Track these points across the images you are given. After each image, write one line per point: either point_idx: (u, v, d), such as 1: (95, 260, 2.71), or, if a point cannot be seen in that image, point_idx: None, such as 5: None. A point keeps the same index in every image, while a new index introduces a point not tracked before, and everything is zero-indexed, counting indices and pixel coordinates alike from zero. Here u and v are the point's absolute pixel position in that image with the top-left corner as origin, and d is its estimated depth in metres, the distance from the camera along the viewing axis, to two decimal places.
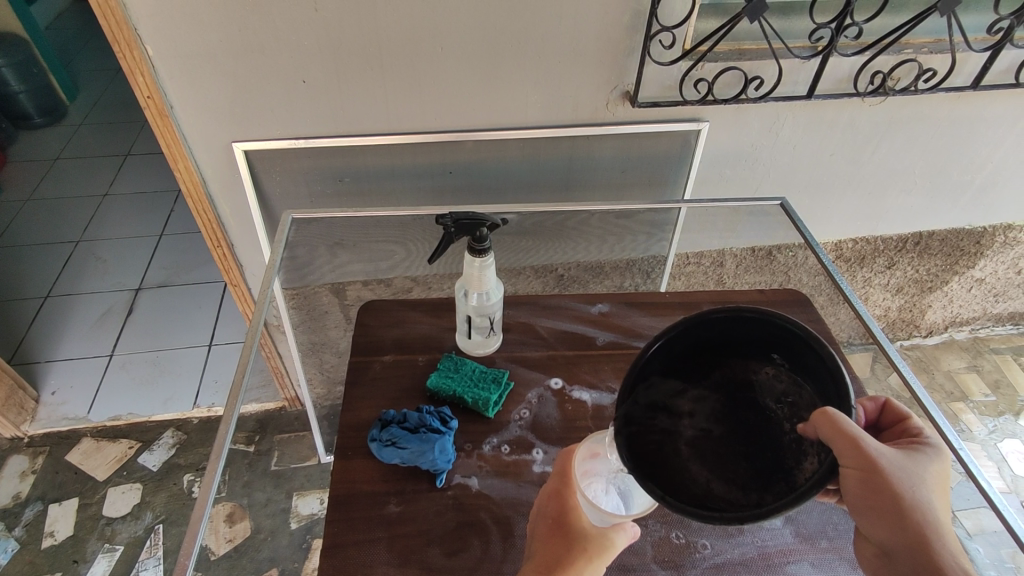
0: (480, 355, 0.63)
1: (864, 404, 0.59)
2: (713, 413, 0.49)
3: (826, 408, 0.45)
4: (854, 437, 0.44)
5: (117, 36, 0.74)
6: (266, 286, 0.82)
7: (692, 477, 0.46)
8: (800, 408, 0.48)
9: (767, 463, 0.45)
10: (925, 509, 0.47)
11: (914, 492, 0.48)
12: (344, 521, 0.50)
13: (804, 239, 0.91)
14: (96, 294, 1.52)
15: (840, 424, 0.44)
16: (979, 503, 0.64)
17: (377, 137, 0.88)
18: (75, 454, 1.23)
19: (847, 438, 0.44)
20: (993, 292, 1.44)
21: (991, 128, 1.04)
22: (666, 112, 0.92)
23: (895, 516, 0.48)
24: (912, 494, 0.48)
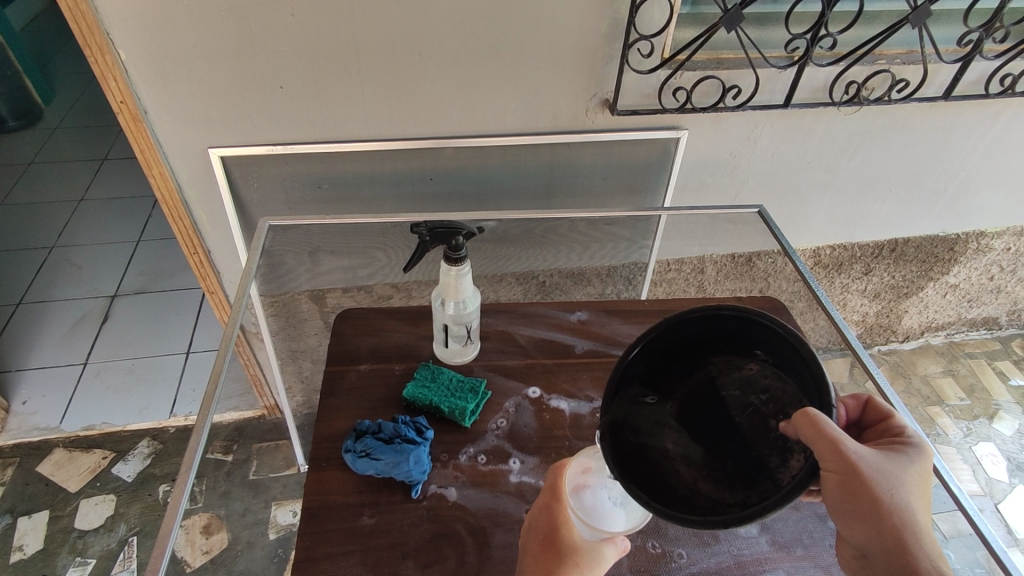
0: (457, 363, 0.62)
1: (846, 402, 0.60)
2: (700, 412, 0.49)
3: (807, 409, 0.45)
4: (835, 441, 0.43)
5: (88, 39, 0.73)
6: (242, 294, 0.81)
7: (679, 478, 0.46)
8: (785, 405, 0.48)
9: (753, 462, 0.45)
10: (905, 512, 0.47)
11: (894, 496, 0.47)
12: (316, 533, 0.49)
13: (781, 247, 0.91)
14: (71, 302, 1.49)
15: (820, 425, 0.44)
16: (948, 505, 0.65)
17: (356, 143, 0.88)
18: (46, 465, 1.20)
19: (829, 442, 0.43)
20: (968, 297, 1.47)
21: (962, 137, 1.06)
22: (645, 120, 0.93)
23: (875, 519, 0.47)
24: (892, 497, 0.47)
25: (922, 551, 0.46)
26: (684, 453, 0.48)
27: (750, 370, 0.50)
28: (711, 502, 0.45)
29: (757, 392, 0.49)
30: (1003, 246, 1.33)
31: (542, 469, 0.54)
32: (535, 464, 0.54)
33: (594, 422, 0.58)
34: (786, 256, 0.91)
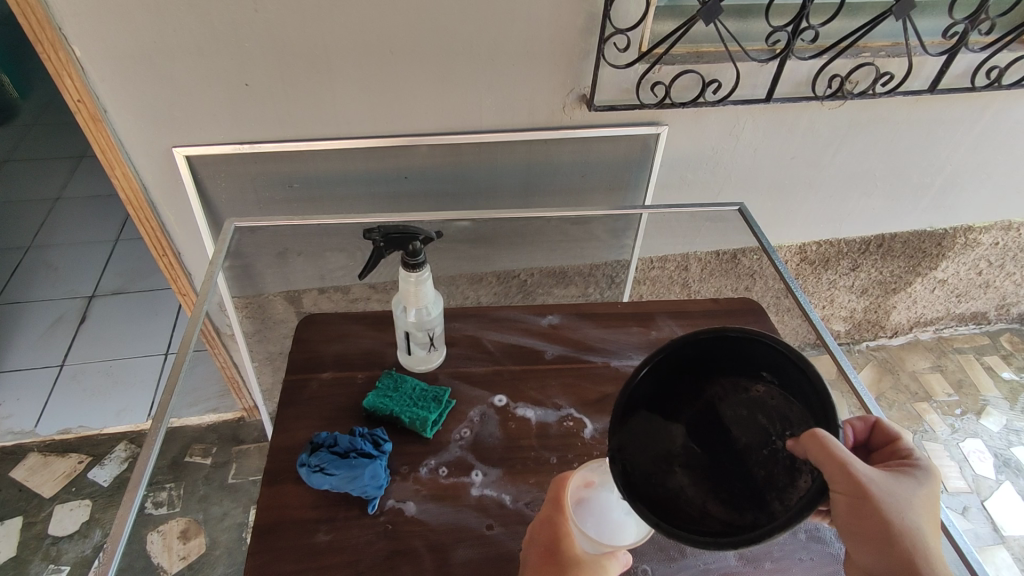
0: (422, 371, 0.60)
1: (853, 424, 0.56)
2: (707, 433, 0.48)
3: (815, 428, 0.44)
4: (844, 462, 0.42)
5: (39, 36, 0.70)
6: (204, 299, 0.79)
7: (688, 498, 0.46)
8: (793, 425, 0.47)
9: (760, 483, 0.44)
10: (916, 536, 0.45)
11: (903, 518, 0.45)
12: (269, 552, 0.47)
13: (760, 244, 0.89)
14: (47, 302, 1.47)
15: (829, 446, 0.42)
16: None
17: (326, 141, 0.85)
18: (21, 470, 1.18)
19: (836, 462, 0.42)
20: (956, 292, 1.46)
21: (948, 131, 1.04)
22: (624, 116, 0.91)
23: (884, 544, 0.45)
24: (903, 521, 0.45)
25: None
26: (693, 474, 0.47)
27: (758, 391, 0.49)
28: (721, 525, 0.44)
29: (764, 413, 0.48)
30: (991, 241, 1.31)
31: (504, 482, 0.52)
32: (498, 477, 0.53)
33: (561, 431, 0.56)
34: (766, 255, 0.89)
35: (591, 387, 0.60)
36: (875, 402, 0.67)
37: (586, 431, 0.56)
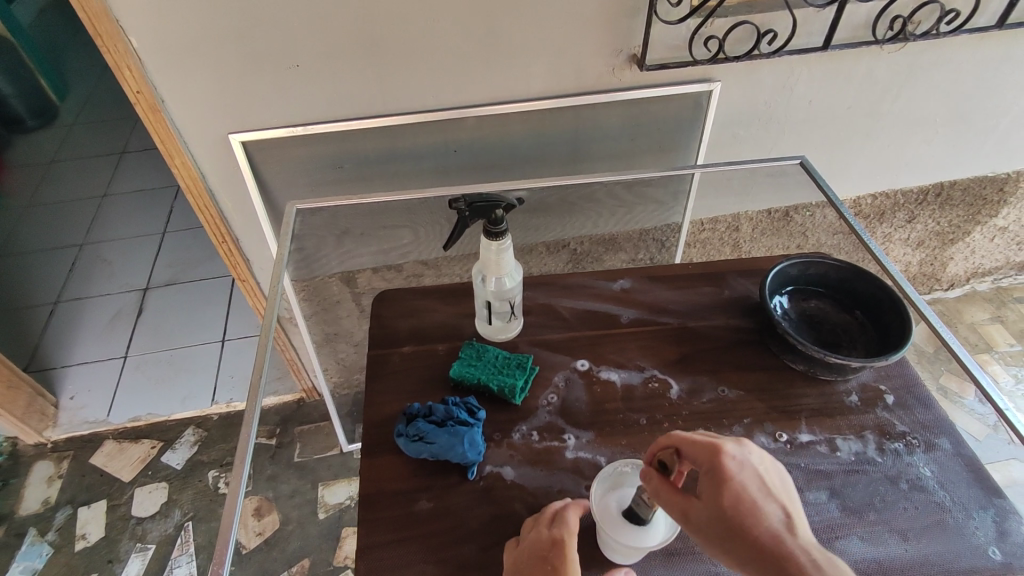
0: (502, 340, 0.61)
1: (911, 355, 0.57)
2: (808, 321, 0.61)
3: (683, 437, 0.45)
4: (716, 450, 0.43)
5: (99, 29, 0.71)
6: (277, 281, 0.79)
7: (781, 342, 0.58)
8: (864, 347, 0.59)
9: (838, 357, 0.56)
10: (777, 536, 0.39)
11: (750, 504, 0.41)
12: (375, 520, 0.49)
13: (826, 198, 0.87)
14: (106, 297, 1.52)
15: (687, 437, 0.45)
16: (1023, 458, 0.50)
17: (377, 119, 0.85)
18: (99, 456, 1.24)
19: (703, 447, 0.43)
20: (1016, 240, 1.41)
21: (1015, 69, 0.99)
22: (676, 74, 0.88)
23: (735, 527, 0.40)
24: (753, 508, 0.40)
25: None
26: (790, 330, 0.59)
27: (844, 319, 0.62)
28: (802, 359, 0.57)
29: (852, 333, 0.60)
30: None
31: (597, 444, 0.53)
32: (591, 439, 0.53)
33: (646, 393, 0.56)
34: (832, 208, 0.87)
35: (670, 348, 0.60)
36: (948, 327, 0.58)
37: (672, 391, 0.56)
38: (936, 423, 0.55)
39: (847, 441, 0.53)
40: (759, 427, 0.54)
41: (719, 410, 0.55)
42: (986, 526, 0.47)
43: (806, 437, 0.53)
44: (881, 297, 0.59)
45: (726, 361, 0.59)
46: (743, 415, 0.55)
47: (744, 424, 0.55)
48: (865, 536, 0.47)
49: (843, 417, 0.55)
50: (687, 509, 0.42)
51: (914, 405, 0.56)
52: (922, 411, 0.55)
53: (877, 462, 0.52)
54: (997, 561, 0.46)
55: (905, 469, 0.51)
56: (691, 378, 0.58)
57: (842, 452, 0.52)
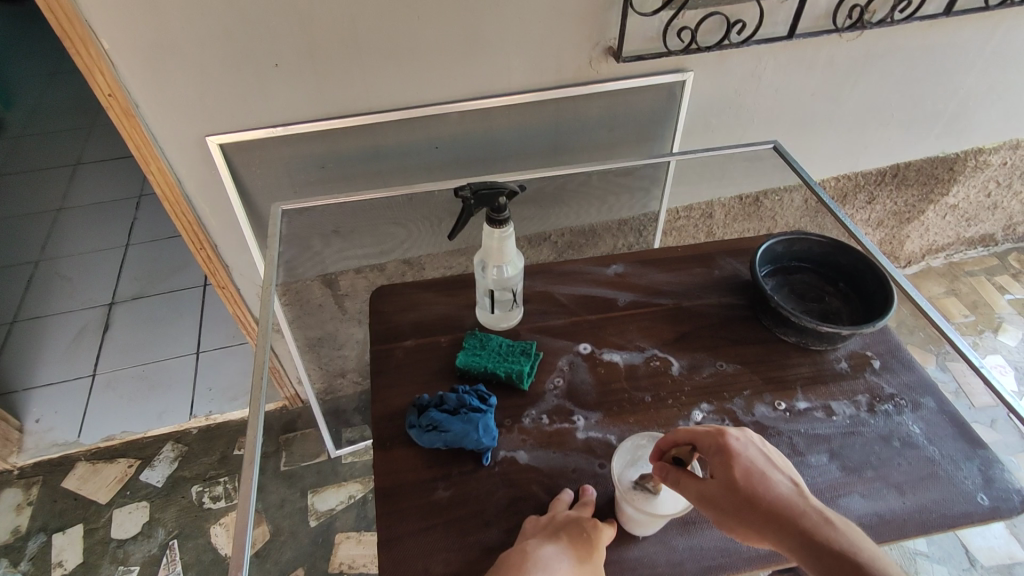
0: (504, 328, 0.61)
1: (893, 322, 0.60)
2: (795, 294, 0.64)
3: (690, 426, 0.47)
4: (719, 433, 0.45)
5: (68, 32, 0.68)
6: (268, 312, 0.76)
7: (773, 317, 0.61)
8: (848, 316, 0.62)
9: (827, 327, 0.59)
10: (791, 501, 0.41)
11: (761, 477, 0.42)
12: (394, 512, 0.49)
13: (801, 180, 0.91)
14: (68, 314, 1.46)
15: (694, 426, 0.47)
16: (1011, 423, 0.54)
17: (358, 117, 0.84)
18: (72, 480, 1.18)
19: (707, 431, 0.46)
20: (966, 217, 1.49)
21: (959, 55, 1.05)
22: (651, 65, 0.90)
23: (751, 500, 0.41)
24: (766, 479, 0.42)
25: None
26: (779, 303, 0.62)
27: (827, 292, 0.65)
28: (794, 331, 0.60)
29: (836, 304, 0.64)
30: (1000, 161, 1.33)
31: (607, 424, 0.54)
32: (600, 419, 0.54)
33: (649, 371, 0.58)
34: (806, 188, 0.91)
35: (668, 327, 0.62)
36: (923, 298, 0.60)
37: (673, 368, 0.58)
38: (919, 384, 0.58)
39: (840, 405, 0.56)
40: (758, 398, 0.56)
41: (719, 382, 0.57)
42: (973, 474, 0.51)
43: (802, 405, 0.56)
44: (863, 269, 0.62)
45: (722, 337, 0.61)
46: (743, 387, 0.57)
47: (745, 395, 0.57)
48: (866, 493, 0.50)
49: (835, 383, 0.58)
50: (701, 493, 0.43)
51: (898, 368, 0.59)
52: (906, 373, 0.59)
53: (870, 423, 0.54)
54: (985, 506, 0.49)
55: (896, 428, 0.54)
56: (690, 355, 0.59)
57: (837, 416, 0.55)
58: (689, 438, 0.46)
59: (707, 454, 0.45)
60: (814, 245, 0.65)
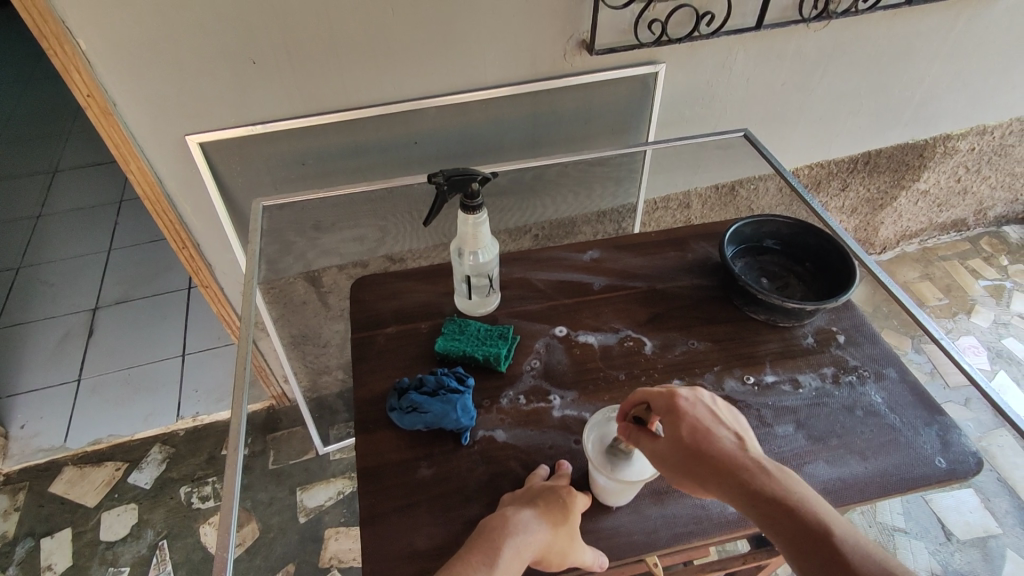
0: (481, 314, 0.63)
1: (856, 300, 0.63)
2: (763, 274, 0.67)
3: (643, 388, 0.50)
4: (670, 393, 0.48)
5: (44, 31, 0.69)
6: (250, 306, 0.77)
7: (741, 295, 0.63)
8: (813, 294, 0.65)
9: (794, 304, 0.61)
10: (733, 453, 0.45)
11: (707, 432, 0.46)
12: (379, 490, 0.50)
13: (773, 167, 0.93)
14: (50, 320, 1.45)
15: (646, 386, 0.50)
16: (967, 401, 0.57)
17: (336, 114, 0.85)
18: (59, 484, 1.18)
19: (660, 393, 0.49)
20: (937, 202, 1.53)
21: (924, 43, 1.08)
22: (624, 57, 0.92)
23: (698, 455, 0.45)
24: (712, 435, 0.46)
25: (822, 525, 0.41)
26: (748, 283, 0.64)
27: (795, 271, 0.67)
28: (762, 309, 0.62)
29: (802, 283, 0.66)
30: (968, 147, 1.36)
31: (582, 402, 0.56)
32: (575, 397, 0.56)
33: (623, 351, 0.60)
34: (779, 177, 0.93)
35: (642, 309, 0.64)
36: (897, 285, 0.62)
37: (646, 347, 0.60)
38: (882, 356, 0.60)
39: (806, 376, 0.58)
40: (728, 372, 0.59)
41: (690, 359, 0.60)
42: (931, 439, 0.53)
43: (770, 378, 0.58)
44: (828, 248, 0.64)
45: (694, 317, 0.63)
46: (714, 363, 0.59)
47: (715, 370, 0.59)
48: (830, 459, 0.52)
49: (802, 357, 0.60)
50: (652, 449, 0.47)
51: (863, 342, 0.62)
52: (871, 346, 0.61)
53: (835, 394, 0.57)
54: (942, 468, 0.52)
55: (859, 397, 0.57)
56: (663, 335, 0.62)
57: (804, 388, 0.57)
58: (645, 398, 0.49)
59: (659, 414, 0.48)
60: (781, 226, 0.67)
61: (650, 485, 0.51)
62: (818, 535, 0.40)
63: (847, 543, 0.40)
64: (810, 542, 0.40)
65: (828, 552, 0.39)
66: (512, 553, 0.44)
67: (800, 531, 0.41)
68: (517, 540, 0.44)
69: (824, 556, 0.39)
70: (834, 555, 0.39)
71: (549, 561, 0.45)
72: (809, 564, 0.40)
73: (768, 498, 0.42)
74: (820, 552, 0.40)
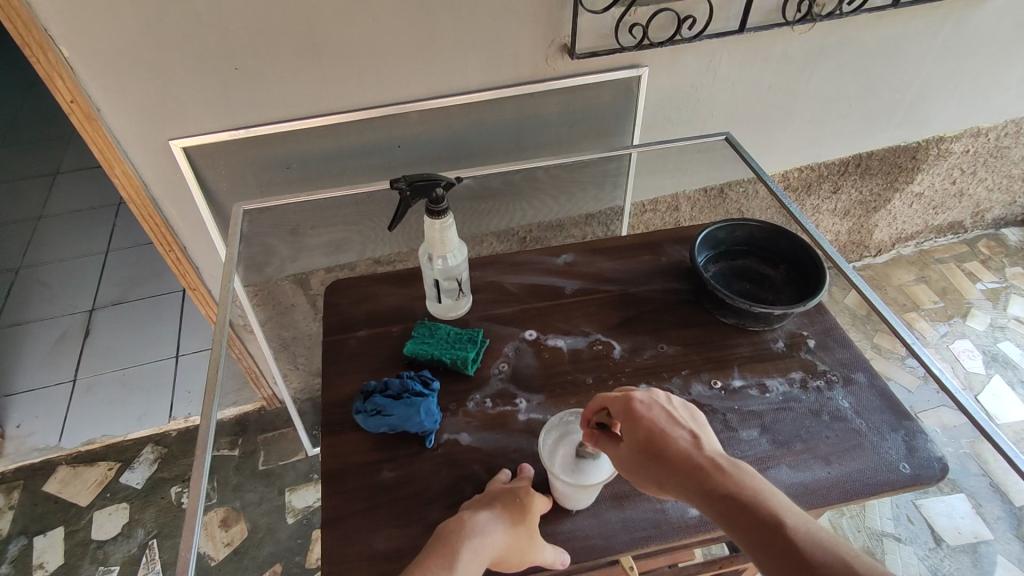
0: (452, 317, 0.70)
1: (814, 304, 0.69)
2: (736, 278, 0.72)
3: (606, 394, 0.54)
4: (627, 398, 0.52)
5: (27, 38, 0.70)
6: (228, 283, 0.81)
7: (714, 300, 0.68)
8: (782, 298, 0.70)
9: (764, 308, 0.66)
10: (687, 450, 0.47)
11: (662, 432, 0.49)
12: (342, 493, 0.55)
13: (754, 171, 0.93)
14: (48, 320, 1.47)
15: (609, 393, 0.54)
16: (939, 401, 0.60)
17: (318, 119, 0.86)
18: (53, 483, 1.20)
19: (617, 397, 0.52)
20: (933, 205, 1.52)
21: (913, 44, 1.07)
22: (607, 61, 0.92)
23: (654, 454, 0.48)
24: (666, 435, 0.49)
25: (774, 516, 0.42)
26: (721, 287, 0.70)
27: (767, 276, 0.73)
28: (732, 314, 0.67)
29: (772, 287, 0.72)
30: (962, 149, 1.35)
31: (548, 405, 0.61)
32: (542, 401, 0.61)
33: (592, 354, 0.66)
34: (760, 180, 0.93)
35: (613, 313, 0.69)
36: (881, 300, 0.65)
37: (614, 351, 0.66)
38: (852, 361, 0.66)
39: (775, 381, 0.63)
40: (696, 376, 0.64)
41: (657, 364, 0.65)
42: (896, 445, 0.58)
43: (738, 382, 0.63)
44: (801, 254, 0.69)
45: (664, 322, 0.69)
46: (681, 368, 0.64)
47: (682, 375, 0.64)
48: (793, 464, 0.57)
49: (770, 362, 0.65)
50: (613, 451, 0.51)
51: (831, 346, 0.67)
52: (838, 350, 0.66)
53: (802, 399, 0.62)
54: (906, 474, 0.56)
55: (828, 403, 0.62)
56: (632, 339, 0.67)
57: (771, 393, 0.63)
58: (605, 404, 0.53)
59: (618, 418, 0.52)
60: (756, 233, 0.72)
61: (612, 490, 0.56)
62: (768, 525, 0.41)
63: (801, 533, 0.40)
64: (762, 532, 0.41)
65: (780, 542, 0.40)
66: (472, 553, 0.47)
67: (753, 522, 0.42)
68: (474, 543, 0.48)
69: (776, 546, 0.40)
70: (787, 545, 0.40)
71: (506, 562, 0.49)
72: (763, 554, 0.40)
73: (720, 490, 0.44)
74: (772, 542, 0.40)
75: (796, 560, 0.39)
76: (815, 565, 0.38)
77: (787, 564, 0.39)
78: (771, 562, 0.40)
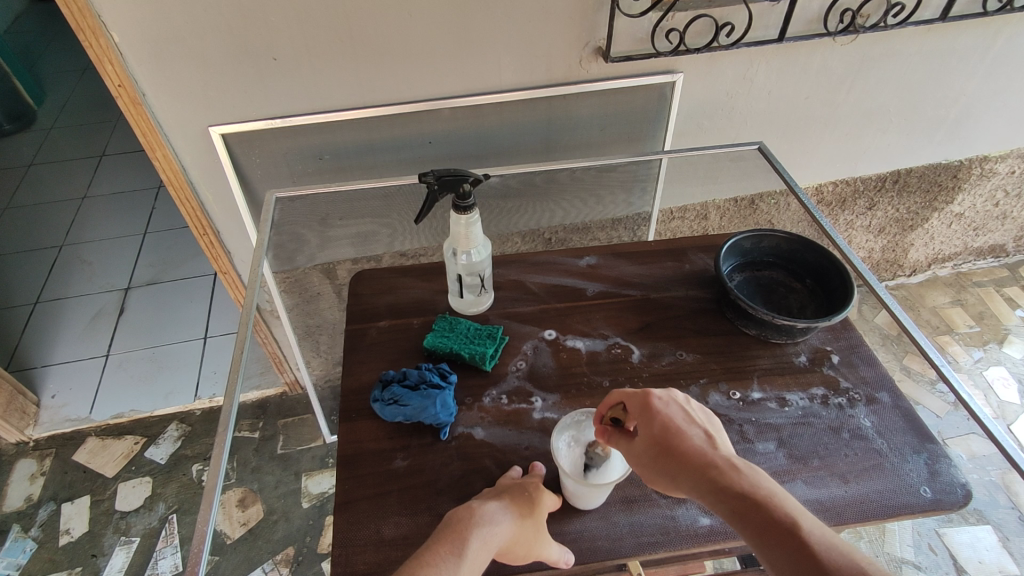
0: (472, 313, 0.71)
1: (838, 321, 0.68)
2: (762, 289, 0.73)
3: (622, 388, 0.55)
4: (645, 394, 0.53)
5: (81, 24, 0.73)
6: (257, 269, 0.83)
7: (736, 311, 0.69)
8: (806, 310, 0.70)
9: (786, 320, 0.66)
10: (705, 449, 0.48)
11: (679, 431, 0.50)
12: (355, 478, 0.57)
13: (786, 184, 0.92)
14: (85, 296, 1.53)
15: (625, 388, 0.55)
16: (969, 428, 0.59)
17: (351, 112, 0.87)
18: (82, 454, 1.24)
19: (635, 393, 0.54)
20: (972, 226, 1.47)
21: (961, 59, 1.04)
22: (641, 65, 0.91)
23: (671, 451, 0.49)
24: (685, 434, 0.50)
25: (787, 517, 0.43)
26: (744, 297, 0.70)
27: (793, 288, 0.73)
28: (754, 325, 0.67)
29: (797, 298, 0.72)
30: (1007, 170, 1.31)
31: (563, 404, 0.62)
32: (557, 400, 0.62)
33: (610, 357, 0.66)
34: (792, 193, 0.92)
35: (633, 317, 0.70)
36: (913, 322, 0.65)
37: (633, 355, 0.66)
38: (876, 379, 0.65)
39: (795, 395, 0.63)
40: (714, 386, 0.64)
41: (675, 370, 0.65)
42: (918, 468, 0.57)
43: (757, 395, 0.63)
44: (827, 265, 0.69)
45: (685, 328, 0.69)
46: (701, 376, 0.65)
47: (700, 383, 0.64)
48: (809, 480, 0.56)
49: (792, 376, 0.65)
50: (626, 446, 0.52)
51: (859, 364, 0.66)
52: (866, 368, 0.66)
53: (822, 414, 0.61)
54: (927, 498, 0.55)
55: (850, 420, 0.61)
56: (652, 344, 0.68)
57: (791, 407, 0.62)
58: (621, 400, 0.54)
59: (633, 414, 0.53)
60: (784, 242, 0.72)
61: (622, 494, 0.56)
62: (782, 525, 0.42)
63: (813, 535, 0.41)
64: (775, 531, 0.42)
65: (791, 543, 0.41)
66: (480, 542, 0.48)
67: (767, 521, 0.43)
68: (483, 531, 0.48)
69: (789, 546, 0.41)
70: (800, 546, 0.41)
71: (513, 552, 0.50)
72: (773, 551, 0.41)
73: (735, 489, 0.45)
74: (784, 539, 0.41)
75: (807, 558, 0.40)
76: (826, 565, 0.39)
77: (797, 562, 0.40)
78: (780, 559, 0.41)
